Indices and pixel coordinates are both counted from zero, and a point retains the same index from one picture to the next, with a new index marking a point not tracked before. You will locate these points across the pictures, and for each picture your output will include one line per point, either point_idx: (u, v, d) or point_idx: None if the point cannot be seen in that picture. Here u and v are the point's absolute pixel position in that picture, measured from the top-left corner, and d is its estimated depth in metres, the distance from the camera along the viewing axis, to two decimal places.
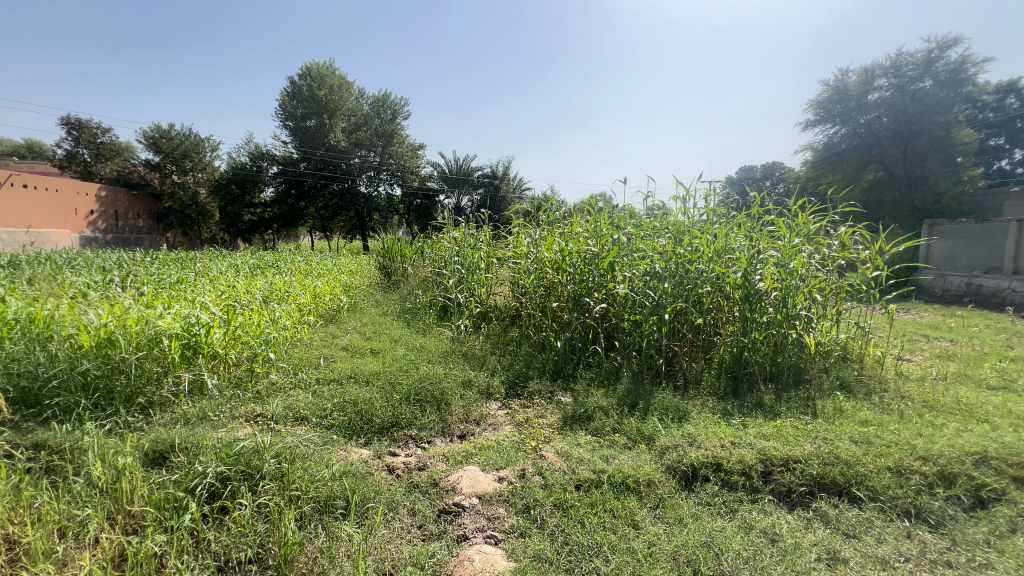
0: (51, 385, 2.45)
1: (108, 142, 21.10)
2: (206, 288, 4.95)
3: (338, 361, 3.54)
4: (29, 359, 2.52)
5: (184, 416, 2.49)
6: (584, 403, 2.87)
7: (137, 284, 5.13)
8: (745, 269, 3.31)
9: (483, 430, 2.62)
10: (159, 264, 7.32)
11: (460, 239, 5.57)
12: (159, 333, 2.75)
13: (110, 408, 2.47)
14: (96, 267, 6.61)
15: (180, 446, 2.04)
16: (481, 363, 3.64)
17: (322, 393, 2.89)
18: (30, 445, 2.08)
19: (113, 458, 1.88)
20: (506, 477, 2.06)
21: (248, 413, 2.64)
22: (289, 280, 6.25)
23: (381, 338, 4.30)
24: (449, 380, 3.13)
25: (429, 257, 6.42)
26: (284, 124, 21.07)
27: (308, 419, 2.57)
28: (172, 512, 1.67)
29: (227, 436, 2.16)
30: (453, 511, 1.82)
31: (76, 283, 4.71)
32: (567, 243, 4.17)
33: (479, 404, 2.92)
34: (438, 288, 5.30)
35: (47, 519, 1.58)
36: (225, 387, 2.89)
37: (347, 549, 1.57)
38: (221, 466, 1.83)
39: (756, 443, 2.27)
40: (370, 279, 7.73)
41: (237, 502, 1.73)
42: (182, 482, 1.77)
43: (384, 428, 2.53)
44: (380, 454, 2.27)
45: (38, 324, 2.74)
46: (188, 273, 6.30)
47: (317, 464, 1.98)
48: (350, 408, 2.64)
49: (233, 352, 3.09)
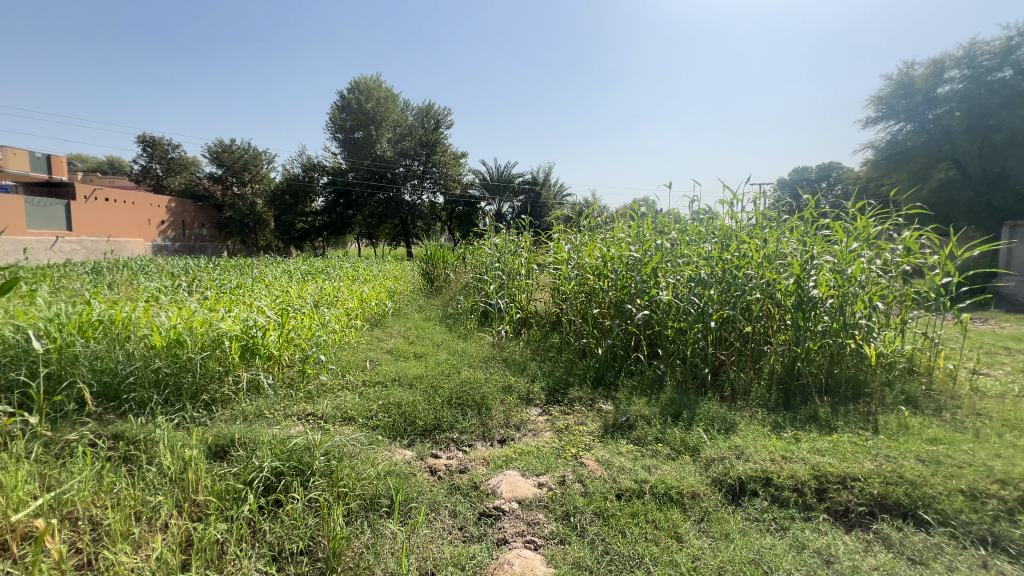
0: (128, 381, 2.67)
1: (178, 158, 22.83)
2: (262, 292, 5.25)
3: (384, 364, 3.66)
4: (111, 356, 2.77)
5: (243, 413, 2.65)
6: (626, 411, 2.83)
7: (202, 288, 5.51)
8: (798, 276, 3.15)
9: (522, 436, 2.63)
10: (220, 270, 7.83)
11: (501, 246, 5.65)
12: (221, 335, 2.98)
13: (179, 404, 2.66)
14: (166, 273, 7.14)
15: (239, 441, 2.18)
16: (522, 368, 3.66)
17: (369, 395, 3.00)
18: (110, 435, 2.28)
19: (181, 450, 2.03)
20: (546, 483, 2.06)
21: (300, 412, 2.77)
22: (338, 285, 6.52)
23: (424, 342, 4.40)
24: (490, 386, 3.17)
25: (470, 262, 6.54)
26: (334, 136, 22.02)
27: (355, 419, 2.67)
28: (232, 502, 1.78)
29: (282, 433, 2.29)
30: (493, 515, 1.84)
31: (149, 288, 5.12)
32: (609, 249, 4.14)
33: (519, 409, 2.94)
34: (480, 293, 5.37)
35: (125, 503, 1.72)
36: (279, 387, 3.05)
37: (391, 547, 1.62)
38: (276, 461, 1.95)
39: (810, 458, 2.16)
40: (414, 284, 7.94)
41: (291, 496, 1.83)
42: (241, 474, 1.89)
43: (426, 430, 2.60)
44: (423, 455, 2.33)
45: (118, 325, 3.01)
46: (246, 279, 6.70)
47: (363, 463, 2.06)
48: (395, 410, 2.73)
49: (287, 354, 3.26)
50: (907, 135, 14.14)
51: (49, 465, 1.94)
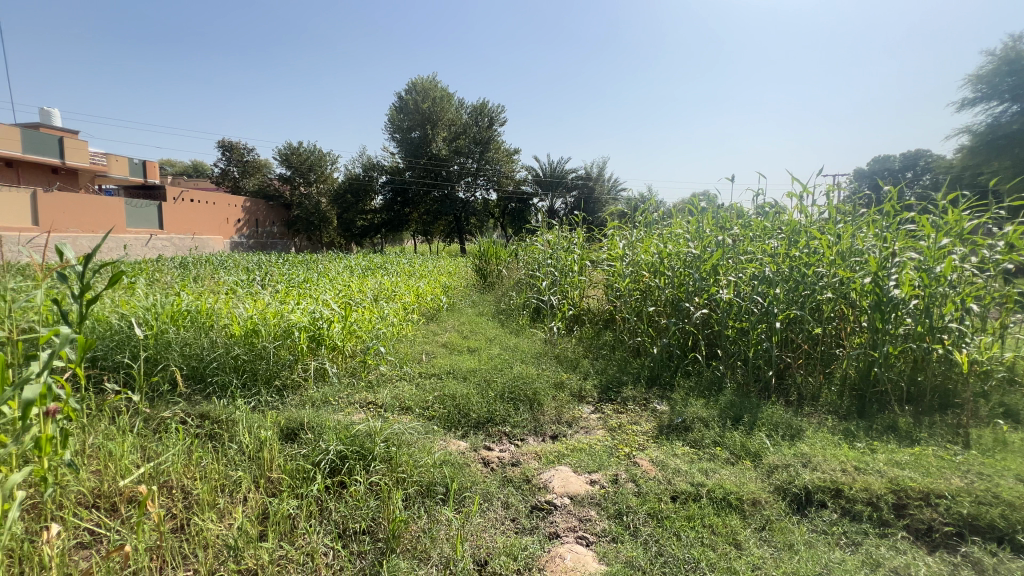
0: (212, 365, 2.92)
1: (252, 160, 24.57)
2: (327, 286, 5.57)
3: (439, 357, 3.78)
4: (198, 343, 3.04)
5: (311, 399, 2.83)
6: (681, 412, 2.76)
7: (273, 282, 5.91)
8: (876, 274, 2.89)
9: (574, 432, 2.63)
10: (289, 265, 8.36)
11: (554, 242, 5.65)
12: (292, 325, 3.19)
13: (255, 388, 2.89)
14: (242, 268, 7.73)
15: (308, 425, 2.34)
16: (574, 365, 3.65)
17: (425, 386, 3.11)
18: (198, 414, 2.51)
19: (258, 431, 2.21)
20: (599, 480, 2.05)
21: (361, 400, 2.92)
22: (396, 281, 6.78)
23: (477, 336, 4.49)
24: (543, 381, 3.20)
25: (523, 259, 6.59)
26: (392, 136, 22.78)
27: (411, 409, 2.78)
28: (302, 481, 1.92)
29: (346, 419, 2.43)
30: (545, 508, 1.86)
31: (228, 281, 5.57)
32: (666, 245, 4.03)
33: (572, 406, 2.93)
34: (532, 289, 5.40)
35: (211, 476, 1.90)
36: (343, 375, 3.23)
37: (446, 532, 1.68)
38: (341, 445, 2.08)
39: (887, 471, 2.01)
40: (468, 280, 8.10)
41: (354, 478, 1.95)
42: (310, 456, 2.04)
43: (480, 422, 2.66)
44: (477, 447, 2.39)
45: (203, 315, 3.30)
46: (312, 274, 7.13)
47: (420, 451, 2.14)
48: (449, 402, 2.82)
49: (350, 345, 3.44)
50: (1011, 117, 12.62)
51: (148, 438, 2.17)
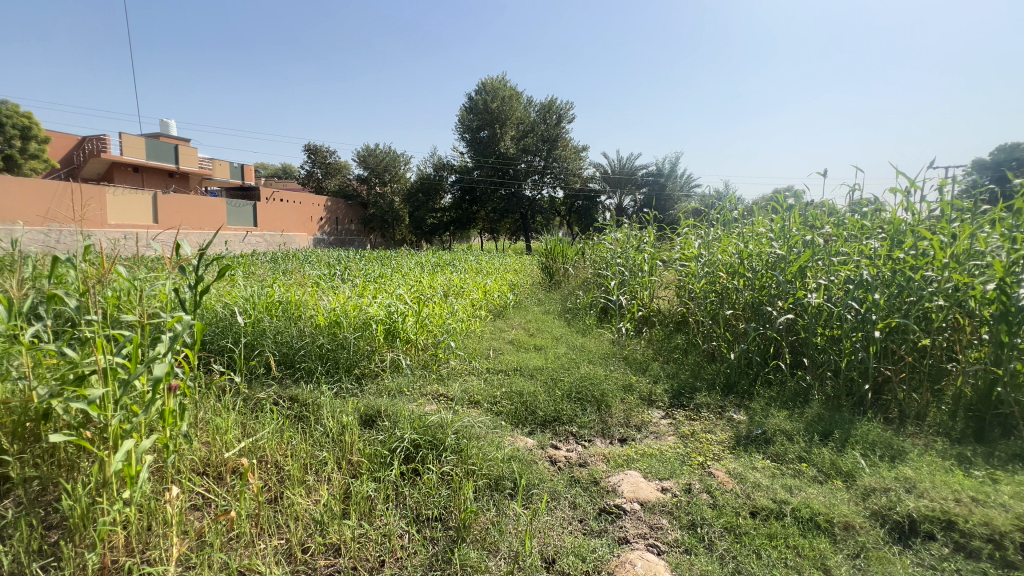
0: (300, 352, 3.17)
1: (334, 162, 26.26)
2: (401, 282, 5.84)
3: (506, 354, 3.83)
4: (288, 331, 3.31)
5: (387, 388, 2.99)
6: (761, 423, 2.59)
7: (352, 277, 6.30)
8: (1002, 279, 2.53)
9: (644, 437, 2.55)
10: (366, 261, 8.86)
11: (623, 240, 5.52)
12: (370, 318, 3.38)
13: (338, 376, 3.10)
14: (325, 263, 8.30)
15: (385, 413, 2.48)
16: (643, 368, 3.55)
17: (493, 381, 3.17)
18: (288, 397, 2.73)
19: (340, 417, 2.37)
20: (670, 489, 1.99)
21: (433, 391, 3.03)
22: (464, 277, 6.97)
23: (543, 335, 4.50)
24: (611, 383, 3.15)
25: (590, 257, 6.50)
26: (461, 136, 23.34)
27: (480, 403, 2.85)
28: (380, 465, 2.04)
29: (419, 410, 2.54)
30: (614, 512, 1.83)
31: (314, 275, 6.01)
32: (746, 245, 3.80)
33: (641, 410, 2.86)
34: (600, 289, 5.32)
35: (300, 455, 2.06)
36: (415, 367, 3.36)
37: (514, 527, 1.70)
38: (415, 435, 2.18)
39: (1012, 505, 1.76)
40: (534, 278, 8.13)
41: (427, 466, 2.03)
42: (387, 442, 2.15)
43: (546, 421, 2.67)
44: (544, 445, 2.40)
45: (293, 306, 3.59)
46: (386, 270, 7.49)
47: (490, 445, 2.19)
48: (517, 399, 2.85)
49: (422, 338, 3.58)
50: None
51: (247, 416, 2.40)
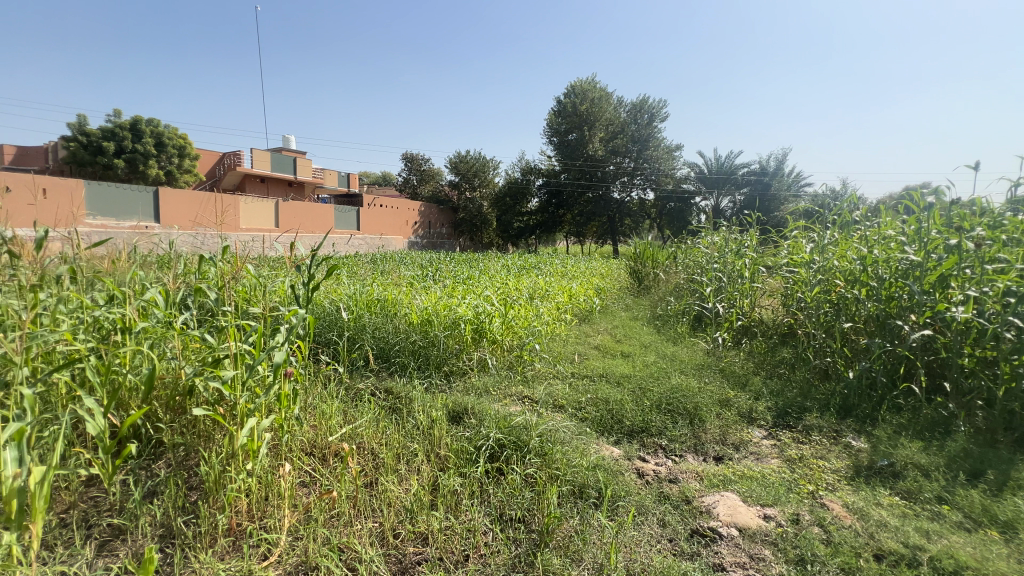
0: (395, 348, 3.37)
1: (428, 169, 27.68)
2: (488, 283, 6.00)
3: (592, 359, 3.76)
4: (385, 327, 3.54)
5: (474, 387, 3.07)
6: (887, 454, 2.26)
7: (443, 278, 6.60)
8: None
9: (742, 457, 2.35)
10: (456, 263, 9.23)
11: (720, 244, 5.17)
12: (459, 317, 3.50)
13: (428, 372, 3.24)
14: (418, 265, 8.78)
15: (472, 411, 2.55)
16: (743, 383, 3.28)
17: (578, 387, 3.12)
18: (384, 390, 2.91)
19: (431, 411, 2.47)
20: (774, 517, 1.80)
21: (518, 392, 3.05)
22: (550, 280, 6.98)
23: (631, 341, 4.35)
24: (705, 396, 2.95)
25: (683, 262, 6.17)
26: (549, 139, 23.47)
27: (564, 408, 2.81)
28: (465, 461, 2.09)
29: (505, 410, 2.58)
30: (708, 535, 1.70)
31: (409, 276, 6.39)
32: (870, 250, 3.36)
33: (739, 428, 2.64)
34: (694, 295, 5.02)
35: (393, 444, 2.18)
36: (501, 368, 3.42)
37: (599, 538, 1.65)
38: (499, 434, 2.21)
39: None
40: (621, 282, 7.90)
41: (511, 467, 2.05)
42: (474, 439, 2.21)
43: (633, 431, 2.57)
44: (631, 456, 2.30)
45: (390, 304, 3.84)
46: (475, 272, 7.73)
47: (575, 452, 2.15)
48: (603, 406, 2.78)
49: (508, 339, 3.63)
50: None
51: (348, 404, 2.59)
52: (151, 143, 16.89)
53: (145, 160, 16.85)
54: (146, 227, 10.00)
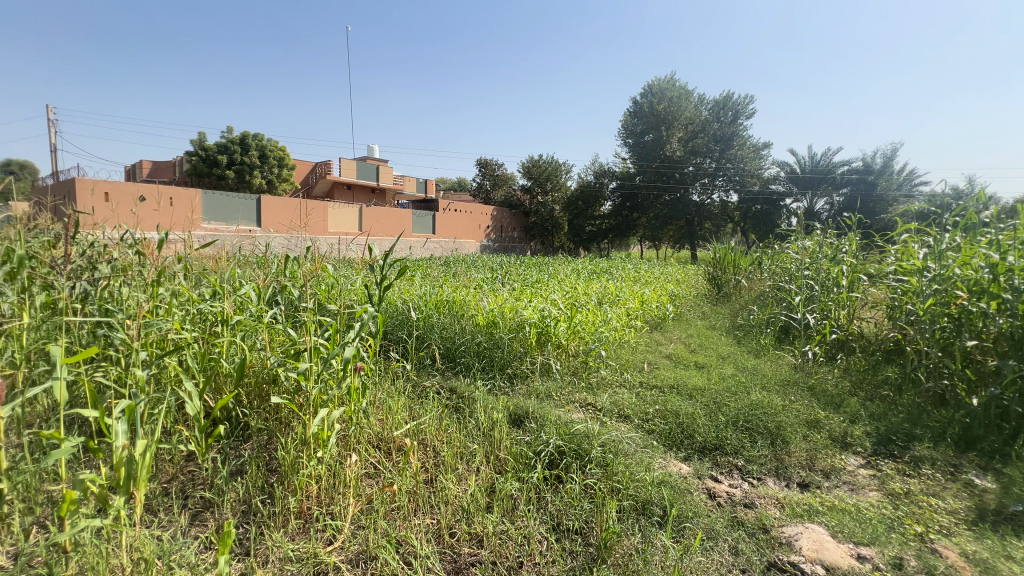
0: (461, 348, 3.43)
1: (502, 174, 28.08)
2: (557, 287, 5.95)
3: (663, 369, 3.57)
4: (453, 328, 3.62)
5: (537, 391, 3.03)
6: (1021, 499, 1.90)
7: (511, 281, 6.65)
8: None
9: (834, 486, 2.10)
10: (526, 267, 9.27)
11: (812, 249, 4.70)
12: (524, 321, 3.49)
13: (492, 373, 3.26)
14: (489, 267, 8.92)
15: (533, 415, 2.52)
16: (836, 403, 2.94)
17: (645, 397, 2.98)
18: (449, 389, 2.97)
19: (492, 413, 2.47)
20: (870, 559, 1.58)
21: (582, 399, 2.97)
22: (621, 285, 6.77)
23: (706, 352, 4.09)
24: (789, 415, 2.68)
25: (769, 268, 5.70)
26: (624, 142, 22.95)
27: (630, 418, 2.69)
28: (524, 466, 2.06)
29: (567, 416, 2.52)
30: (788, 571, 1.53)
31: (479, 278, 6.51)
32: (1003, 256, 2.87)
33: (830, 453, 2.36)
34: (780, 304, 4.61)
35: (454, 443, 2.21)
36: (565, 373, 3.35)
37: (661, 560, 1.54)
38: (560, 441, 2.16)
39: None
40: (698, 289, 7.47)
41: (571, 476, 1.99)
42: (533, 444, 2.17)
43: (705, 448, 2.39)
44: (701, 474, 2.14)
45: (458, 306, 3.92)
46: (544, 275, 7.71)
47: (639, 465, 2.04)
48: (672, 419, 2.62)
49: (574, 344, 3.55)
50: None
51: (414, 400, 2.67)
52: (257, 156, 18.81)
53: (251, 171, 18.76)
54: (250, 231, 11.10)
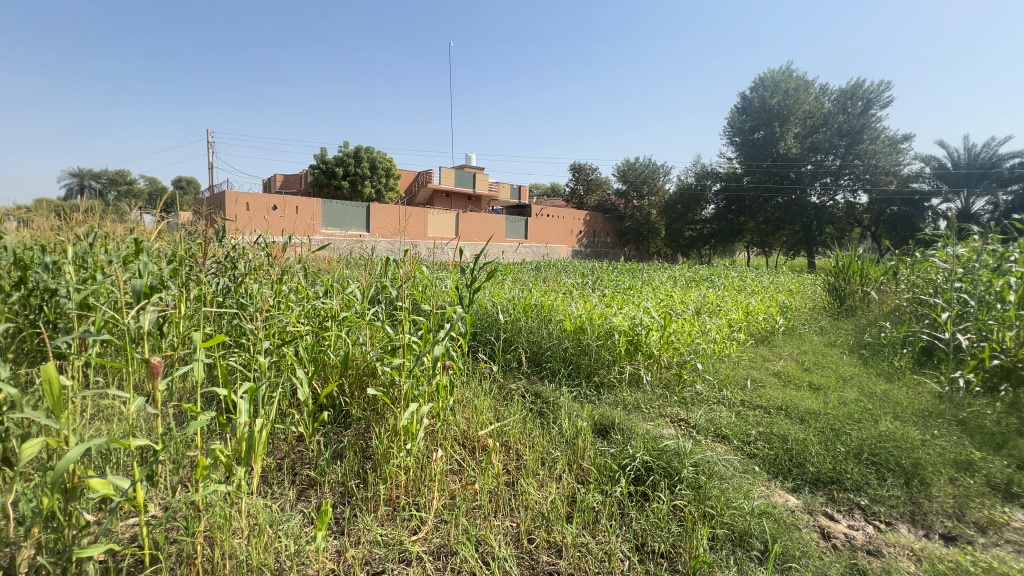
0: (547, 353, 3.42)
1: (596, 179, 27.72)
2: (650, 295, 5.69)
3: (769, 388, 3.22)
4: (540, 332, 3.62)
5: (625, 401, 2.91)
6: None
7: (602, 287, 6.49)
8: None
9: (993, 544, 1.72)
10: (618, 273, 8.99)
11: (965, 257, 3.96)
12: (613, 328, 3.39)
13: (579, 380, 3.20)
14: (579, 273, 8.81)
15: (619, 426, 2.41)
16: (997, 443, 2.42)
17: (747, 417, 2.71)
18: (534, 393, 2.97)
19: (577, 421, 2.42)
20: None
21: (673, 414, 2.79)
22: (723, 295, 6.28)
23: (823, 372, 3.63)
24: (931, 453, 2.27)
25: (907, 279, 4.92)
26: (730, 140, 21.41)
27: (728, 438, 2.47)
28: (608, 479, 1.99)
29: (656, 431, 2.39)
30: None
31: (568, 283, 6.45)
32: None
33: (987, 503, 1.95)
34: (921, 322, 3.94)
35: (536, 448, 2.19)
36: (656, 385, 3.17)
37: None
38: (647, 456, 2.05)
39: None
40: (816, 301, 6.68)
41: (658, 495, 1.87)
42: (618, 457, 2.09)
43: (819, 480, 2.11)
44: (813, 510, 1.88)
45: (546, 310, 3.92)
46: (637, 282, 7.43)
47: (736, 491, 1.86)
48: (778, 444, 2.36)
49: (666, 355, 3.36)
50: None
51: (499, 402, 2.70)
52: (368, 168, 20.60)
53: (363, 181, 20.56)
54: (360, 236, 12.16)
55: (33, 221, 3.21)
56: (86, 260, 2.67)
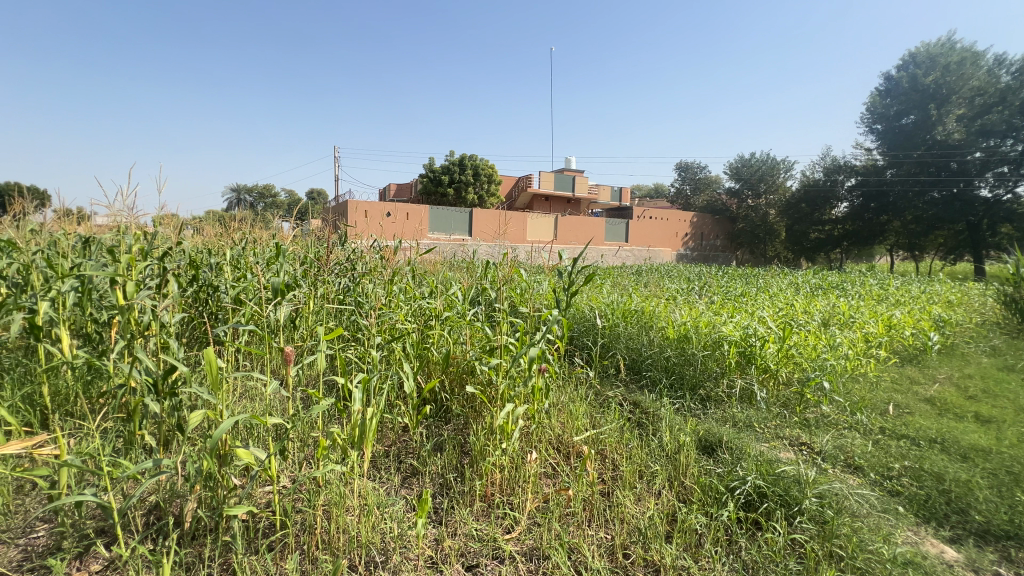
0: (647, 361, 3.27)
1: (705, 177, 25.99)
2: (766, 303, 5.16)
3: (919, 416, 2.73)
4: (640, 339, 3.48)
5: (735, 418, 2.65)
6: None
7: (709, 293, 6.04)
8: None
9: None
10: (729, 279, 8.30)
11: None
12: (723, 338, 3.14)
13: (682, 392, 3.00)
14: (684, 278, 8.30)
15: (727, 445, 2.22)
16: None
17: (888, 447, 2.32)
18: (632, 402, 2.85)
19: (679, 435, 2.28)
20: None
21: (793, 437, 2.49)
22: (858, 305, 5.48)
23: (996, 401, 2.98)
24: None
25: None
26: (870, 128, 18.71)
27: (863, 470, 2.14)
28: (713, 501, 1.83)
29: (771, 454, 2.16)
30: None
31: (672, 289, 6.10)
32: None
33: None
34: None
35: (633, 459, 2.10)
36: (772, 403, 2.86)
37: None
38: (760, 481, 1.86)
39: None
40: (987, 315, 5.53)
41: (772, 525, 1.68)
42: (725, 478, 1.92)
43: (988, 533, 1.73)
44: (980, 568, 1.55)
45: (647, 317, 3.75)
46: (751, 288, 6.80)
47: (872, 533, 1.60)
48: (931, 485, 1.98)
49: (784, 370, 3.02)
50: None
51: (595, 408, 2.64)
52: (472, 175, 21.57)
53: (467, 187, 21.57)
54: (462, 240, 12.75)
55: (204, 228, 3.86)
56: (240, 261, 3.14)
